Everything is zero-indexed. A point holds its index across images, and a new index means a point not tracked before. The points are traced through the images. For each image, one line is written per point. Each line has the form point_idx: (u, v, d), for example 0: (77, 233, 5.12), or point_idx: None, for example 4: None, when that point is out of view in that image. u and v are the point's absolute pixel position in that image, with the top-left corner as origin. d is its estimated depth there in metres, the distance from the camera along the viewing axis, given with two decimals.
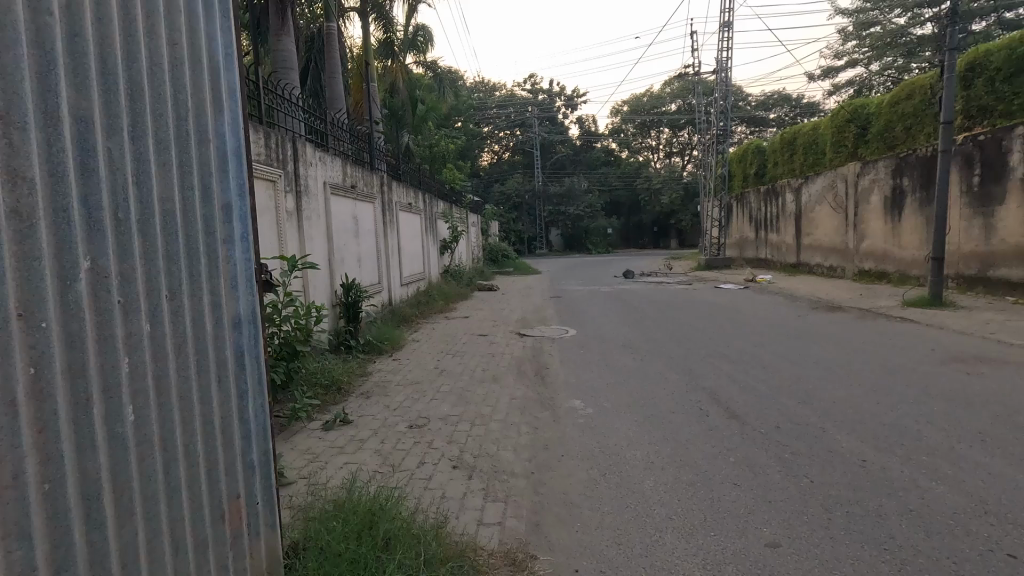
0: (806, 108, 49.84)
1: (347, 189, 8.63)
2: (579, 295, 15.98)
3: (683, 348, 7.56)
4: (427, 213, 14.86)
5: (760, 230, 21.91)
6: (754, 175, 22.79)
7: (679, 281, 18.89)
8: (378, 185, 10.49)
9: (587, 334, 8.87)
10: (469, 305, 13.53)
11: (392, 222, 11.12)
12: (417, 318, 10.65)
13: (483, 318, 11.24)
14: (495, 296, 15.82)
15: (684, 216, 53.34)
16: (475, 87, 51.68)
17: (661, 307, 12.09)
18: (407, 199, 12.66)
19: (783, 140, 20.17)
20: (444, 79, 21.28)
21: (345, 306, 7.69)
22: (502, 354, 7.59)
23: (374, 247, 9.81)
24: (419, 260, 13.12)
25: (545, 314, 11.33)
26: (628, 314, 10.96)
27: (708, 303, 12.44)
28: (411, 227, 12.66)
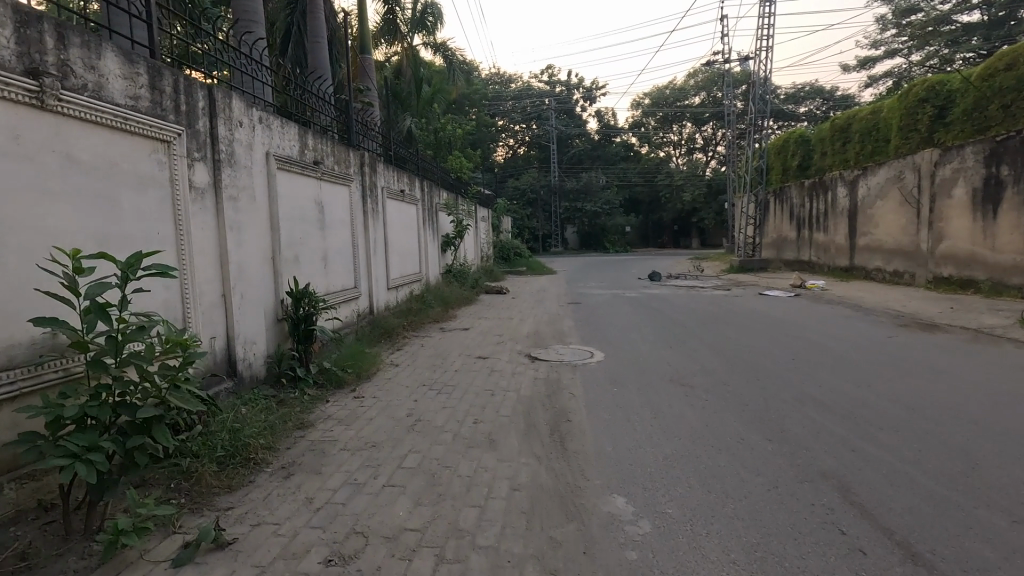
0: (840, 101, 46.81)
1: (310, 166, 6.64)
2: (601, 300, 13.89)
3: (756, 386, 5.43)
4: (426, 205, 12.82)
5: (803, 229, 19.59)
6: (797, 168, 20.41)
7: (714, 285, 16.67)
8: (360, 166, 8.48)
9: (619, 359, 6.79)
10: (471, 311, 11.52)
11: (378, 213, 9.12)
12: (405, 332, 8.66)
13: (487, 330, 9.21)
14: (504, 300, 13.78)
15: (706, 215, 50.79)
16: (490, 78, 49.66)
17: (703, 319, 9.94)
18: (400, 186, 10.64)
19: (834, 127, 17.82)
20: (453, 59, 19.27)
21: (294, 322, 5.69)
22: (505, 391, 5.53)
23: (349, 241, 7.81)
24: (413, 259, 11.12)
25: (561, 327, 9.26)
26: (665, 330, 8.84)
27: (760, 315, 10.28)
28: (404, 220, 10.64)
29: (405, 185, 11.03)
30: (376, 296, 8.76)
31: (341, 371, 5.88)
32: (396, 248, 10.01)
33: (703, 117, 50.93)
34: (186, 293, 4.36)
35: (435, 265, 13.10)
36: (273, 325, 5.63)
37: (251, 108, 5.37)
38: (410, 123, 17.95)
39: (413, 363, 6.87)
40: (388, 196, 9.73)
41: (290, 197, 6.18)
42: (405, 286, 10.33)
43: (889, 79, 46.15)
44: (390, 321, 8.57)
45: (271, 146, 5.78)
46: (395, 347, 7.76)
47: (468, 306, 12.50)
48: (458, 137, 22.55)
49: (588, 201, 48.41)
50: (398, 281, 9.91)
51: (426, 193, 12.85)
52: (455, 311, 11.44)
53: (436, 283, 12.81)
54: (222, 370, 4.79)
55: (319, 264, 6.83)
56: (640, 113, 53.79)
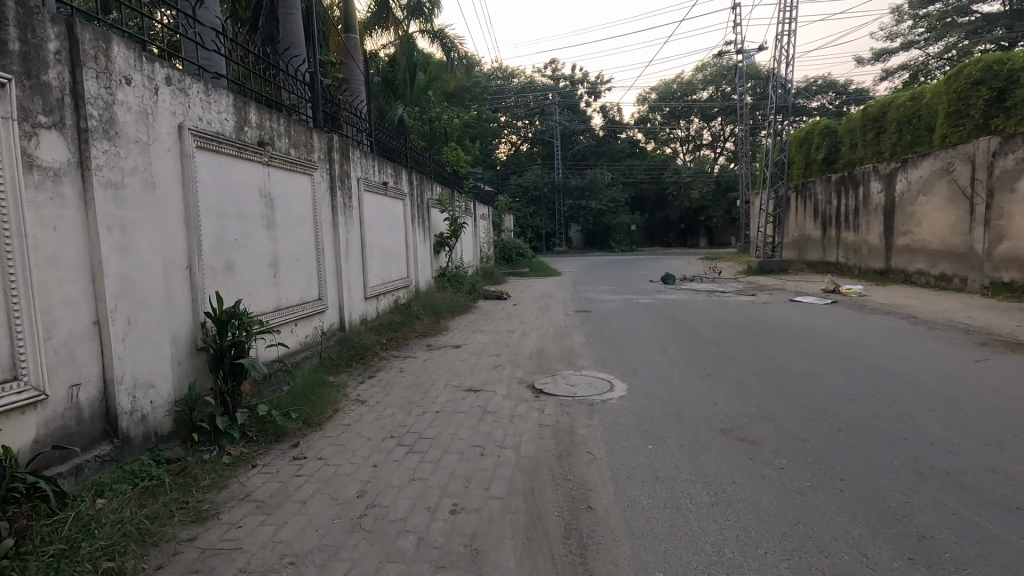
0: (855, 95, 45.06)
1: (252, 148, 5.17)
2: (613, 307, 12.42)
3: (845, 446, 3.95)
4: (417, 200, 11.36)
5: (830, 228, 18.04)
6: (822, 161, 18.88)
7: (735, 289, 15.18)
8: (330, 152, 7.02)
9: (646, 395, 5.31)
10: (465, 322, 10.07)
11: (352, 210, 7.66)
12: (382, 351, 7.21)
13: (481, 348, 7.75)
14: (504, 308, 12.30)
15: (715, 213, 49.18)
16: (492, 72, 48.25)
17: (737, 334, 8.46)
18: (382, 178, 9.18)
19: (866, 116, 16.29)
20: (451, 46, 17.85)
21: (216, 354, 4.23)
22: (499, 448, 4.08)
23: (308, 244, 6.36)
24: (397, 263, 9.67)
25: (569, 345, 7.81)
26: (693, 349, 7.38)
27: (801, 329, 8.80)
28: (386, 218, 9.20)
29: (389, 177, 9.57)
30: (348, 309, 7.30)
31: (282, 417, 4.42)
32: (375, 251, 8.56)
33: (712, 112, 49.35)
34: (20, 325, 2.91)
35: (426, 268, 11.66)
36: (186, 358, 4.17)
37: (152, 64, 3.93)
38: (404, 112, 16.51)
39: (385, 398, 5.41)
40: (365, 188, 8.28)
41: (220, 187, 4.73)
42: (386, 295, 8.87)
43: (905, 72, 44.43)
44: (364, 340, 7.12)
45: (188, 118, 4.32)
46: (366, 374, 6.30)
47: (462, 315, 11.04)
48: (458, 130, 21.13)
49: (593, 198, 46.96)
50: (377, 289, 8.46)
51: (416, 187, 11.40)
52: (446, 321, 9.98)
53: (427, 289, 11.35)
54: (94, 431, 3.34)
55: (264, 274, 5.39)
56: (646, 108, 52.21)
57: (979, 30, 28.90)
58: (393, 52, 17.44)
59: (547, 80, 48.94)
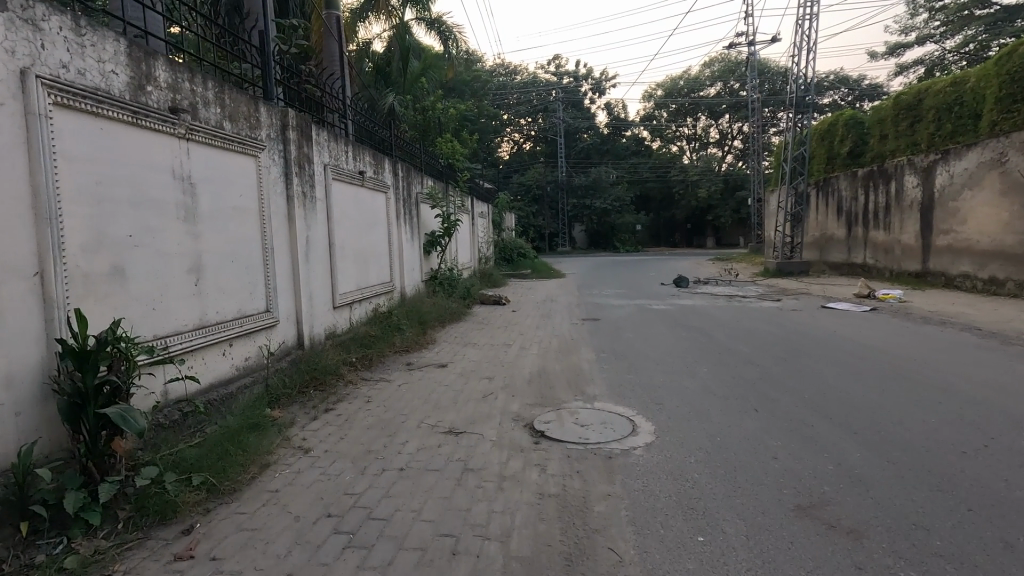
0: (867, 91, 43.53)
1: (159, 115, 3.90)
2: (624, 314, 11.14)
3: (996, 545, 2.66)
4: (404, 194, 10.09)
5: (856, 227, 16.69)
6: (848, 155, 17.53)
7: (756, 294, 13.86)
8: (287, 130, 5.74)
9: (683, 445, 4.00)
10: (455, 334, 8.79)
11: (317, 201, 6.40)
12: (348, 373, 5.93)
13: (470, 369, 6.46)
14: (502, 315, 11.00)
15: (723, 212, 47.71)
16: (493, 68, 46.87)
17: (776, 349, 7.16)
18: (359, 167, 7.93)
19: (899, 105, 14.97)
20: (448, 32, 16.59)
21: (75, 399, 2.91)
22: (480, 542, 2.80)
23: (251, 242, 5.09)
24: (377, 265, 8.41)
25: (577, 364, 6.51)
26: (727, 370, 6.09)
27: (849, 343, 7.49)
28: (363, 212, 7.95)
29: (369, 166, 8.33)
30: (309, 321, 6.04)
31: (174, 487, 3.12)
32: (347, 251, 7.30)
33: (719, 109, 47.96)
34: None
35: (414, 272, 10.43)
36: (30, 405, 2.90)
37: None
38: (396, 102, 15.25)
39: (338, 446, 4.12)
40: (335, 177, 7.01)
41: (101, 164, 3.44)
42: (361, 302, 7.61)
43: (920, 66, 42.92)
44: (326, 360, 5.83)
45: (40, 63, 3.05)
46: (323, 407, 5.02)
47: (454, 325, 9.75)
48: (455, 123, 19.86)
49: (597, 197, 45.65)
50: (348, 295, 7.19)
51: (404, 180, 10.14)
52: (435, 333, 8.68)
53: (414, 294, 10.08)
54: None
55: (178, 281, 4.10)
56: (652, 105, 50.76)
57: (999, 21, 27.46)
58: (387, 38, 16.24)
59: (550, 77, 47.58)
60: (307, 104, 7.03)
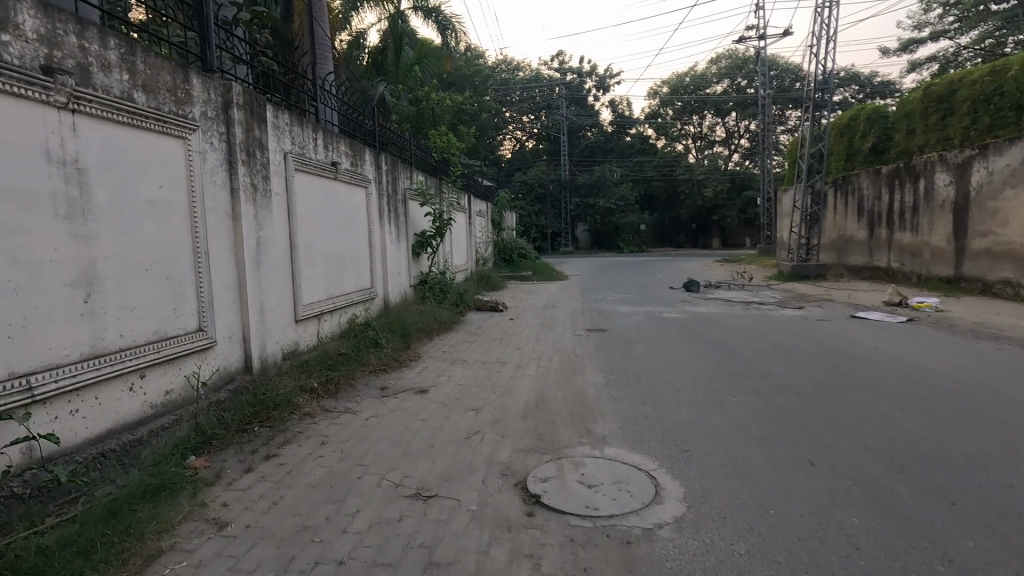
0: (878, 88, 42.29)
1: (23, 75, 2.91)
2: (633, 323, 10.13)
3: None
4: (391, 189, 9.07)
5: (879, 229, 15.64)
6: (870, 151, 16.46)
7: (775, 300, 12.81)
8: (230, 109, 4.72)
9: (724, 522, 2.99)
10: (443, 348, 7.78)
11: (274, 195, 5.39)
12: (305, 403, 4.92)
13: (455, 396, 5.45)
14: (498, 324, 9.97)
15: (729, 212, 46.58)
16: (496, 64, 45.77)
17: (815, 371, 6.13)
18: (333, 156, 6.90)
19: (928, 96, 13.90)
20: (445, 18, 15.57)
21: None
22: None
23: (178, 245, 4.10)
24: (354, 269, 7.41)
25: (581, 392, 5.49)
26: (761, 401, 5.08)
27: (897, 363, 6.46)
28: (336, 208, 6.94)
29: (346, 155, 7.32)
30: (259, 340, 5.04)
31: None
32: (313, 254, 6.30)
33: (726, 107, 46.83)
34: None
35: (401, 276, 9.43)
36: None
37: None
38: (388, 93, 14.21)
39: (265, 518, 3.11)
40: (300, 167, 6.00)
41: None
42: (329, 313, 6.61)
43: (933, 63, 41.70)
44: (276, 389, 4.82)
45: None
46: (264, 451, 4.02)
47: (444, 336, 8.73)
48: (453, 117, 18.81)
49: (601, 197, 44.58)
50: (314, 306, 6.19)
51: (391, 173, 9.11)
52: (420, 348, 7.66)
53: (401, 302, 9.08)
54: None
55: (58, 297, 3.11)
56: (657, 102, 49.63)
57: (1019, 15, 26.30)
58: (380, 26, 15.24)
59: (553, 73, 46.48)
60: (268, 83, 6.03)
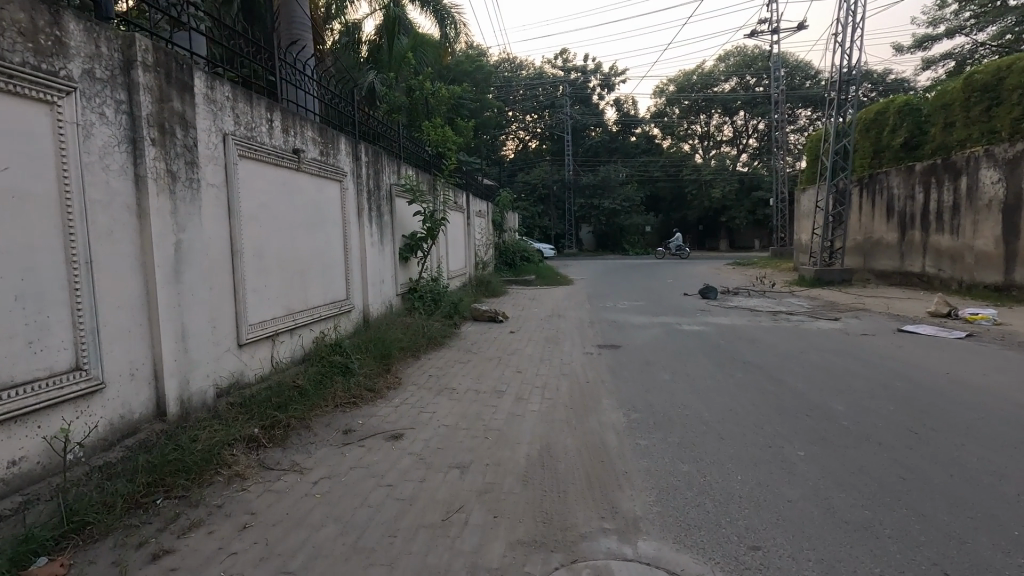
0: (892, 86, 40.93)
1: None
2: (650, 337, 8.93)
3: None
4: (374, 185, 7.89)
5: (912, 231, 14.40)
6: (902, 146, 15.23)
7: (805, 310, 11.59)
8: (134, 71, 3.53)
9: None
10: (430, 371, 6.59)
11: (205, 188, 4.20)
12: (235, 460, 3.73)
13: (437, 444, 4.25)
14: (497, 338, 8.78)
15: (738, 213, 45.28)
16: (498, 63, 44.59)
17: (890, 409, 4.90)
18: (296, 143, 5.72)
19: (971, 85, 12.66)
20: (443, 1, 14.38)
21: None
22: None
23: (35, 252, 2.89)
24: (323, 278, 6.23)
25: (599, 440, 4.29)
26: (836, 458, 3.88)
27: (987, 396, 5.23)
28: (299, 206, 5.75)
29: (314, 142, 6.14)
30: (179, 375, 3.85)
31: None
32: (266, 261, 5.11)
33: (734, 105, 45.56)
34: None
35: (386, 284, 8.24)
36: None
37: None
38: (377, 84, 13.02)
39: None
40: (246, 155, 4.81)
41: None
42: (288, 332, 5.43)
43: (949, 60, 40.36)
44: (195, 443, 3.63)
45: None
46: (154, 546, 2.82)
47: (435, 354, 7.55)
48: (450, 112, 17.60)
49: (605, 198, 43.39)
50: (265, 326, 5.00)
51: (374, 166, 7.93)
52: (404, 371, 6.48)
53: (384, 314, 7.89)
54: None
55: None
56: (663, 101, 48.40)
57: None
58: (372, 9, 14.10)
59: (557, 72, 45.26)
60: (209, 48, 4.86)
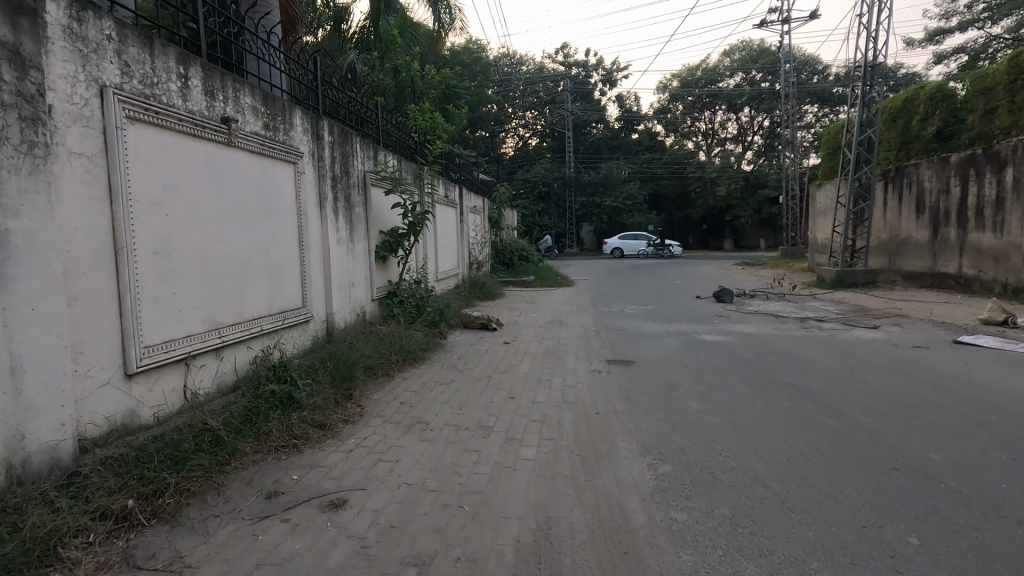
0: (902, 80, 39.63)
1: None
2: (666, 348, 7.73)
3: None
4: (343, 171, 6.68)
5: (947, 228, 13.17)
6: (934, 136, 14.14)
7: (835, 316, 10.36)
8: None
9: None
10: (401, 396, 5.36)
11: (60, 157, 2.97)
12: (79, 558, 2.51)
13: (390, 519, 3.03)
14: (489, 351, 7.57)
15: (743, 212, 44.03)
16: (498, 57, 43.35)
17: (1006, 461, 3.66)
18: (226, 110, 4.50)
19: (1018, 66, 11.47)
20: None
21: None
22: None
23: None
24: (266, 283, 5.02)
25: (618, 513, 3.06)
26: (966, 550, 2.65)
27: None
28: (231, 192, 4.54)
29: (255, 112, 4.93)
30: (5, 428, 2.62)
31: None
32: (177, 262, 3.88)
33: (740, 101, 44.31)
34: None
35: (358, 289, 7.02)
36: None
37: None
38: (360, 65, 11.77)
39: None
40: (142, 118, 3.59)
41: None
42: (212, 354, 4.22)
43: (962, 54, 39.07)
44: (11, 537, 2.42)
45: None
46: None
47: (413, 372, 6.34)
48: (442, 99, 16.31)
49: (607, 196, 42.21)
50: (172, 348, 3.78)
51: (344, 149, 6.72)
52: (371, 398, 5.27)
53: (354, 325, 6.67)
54: None
55: None
56: (667, 97, 47.15)
57: None
58: None
59: (557, 66, 44.00)
60: None
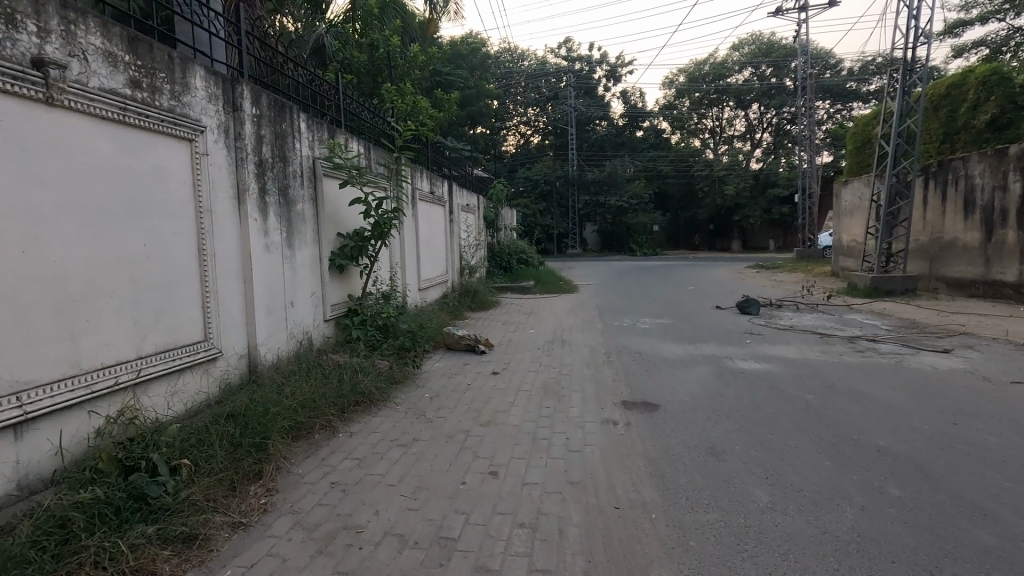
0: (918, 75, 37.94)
1: None
2: (695, 382, 6.12)
3: None
4: (278, 156, 5.08)
5: (1003, 230, 11.56)
6: (986, 125, 12.52)
7: (889, 335, 8.74)
8: None
9: None
10: (336, 473, 3.77)
11: None
12: None
13: None
14: (472, 385, 5.98)
15: (753, 212, 42.33)
16: (498, 52, 41.57)
17: None
18: (47, 50, 2.91)
19: None
20: None
21: None
22: None
23: None
24: (130, 311, 3.43)
25: None
26: None
27: None
28: (57, 176, 2.95)
29: (116, 64, 3.35)
30: None
31: None
32: None
33: (749, 97, 42.58)
34: None
35: (299, 310, 5.42)
36: None
37: None
38: (329, 37, 10.10)
39: None
40: None
41: None
42: (6, 436, 2.64)
43: (981, 47, 37.33)
44: None
45: None
46: None
47: (365, 423, 4.77)
48: (429, 84, 14.63)
49: (611, 195, 40.53)
50: None
51: (279, 127, 5.12)
52: (291, 477, 3.70)
53: (289, 359, 5.08)
54: None
55: None
56: (673, 93, 45.44)
57: None
58: None
59: (560, 61, 42.21)
60: None
